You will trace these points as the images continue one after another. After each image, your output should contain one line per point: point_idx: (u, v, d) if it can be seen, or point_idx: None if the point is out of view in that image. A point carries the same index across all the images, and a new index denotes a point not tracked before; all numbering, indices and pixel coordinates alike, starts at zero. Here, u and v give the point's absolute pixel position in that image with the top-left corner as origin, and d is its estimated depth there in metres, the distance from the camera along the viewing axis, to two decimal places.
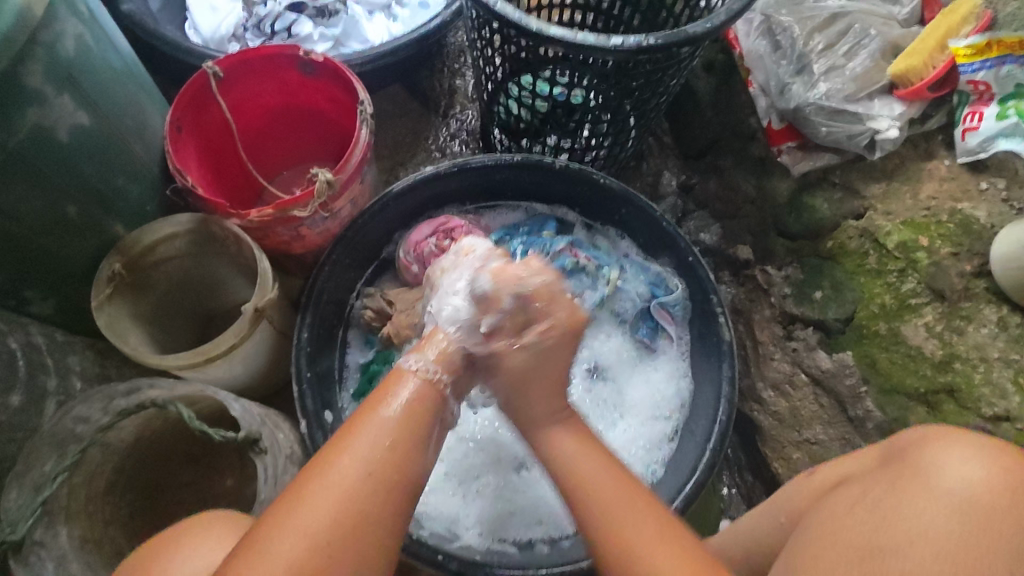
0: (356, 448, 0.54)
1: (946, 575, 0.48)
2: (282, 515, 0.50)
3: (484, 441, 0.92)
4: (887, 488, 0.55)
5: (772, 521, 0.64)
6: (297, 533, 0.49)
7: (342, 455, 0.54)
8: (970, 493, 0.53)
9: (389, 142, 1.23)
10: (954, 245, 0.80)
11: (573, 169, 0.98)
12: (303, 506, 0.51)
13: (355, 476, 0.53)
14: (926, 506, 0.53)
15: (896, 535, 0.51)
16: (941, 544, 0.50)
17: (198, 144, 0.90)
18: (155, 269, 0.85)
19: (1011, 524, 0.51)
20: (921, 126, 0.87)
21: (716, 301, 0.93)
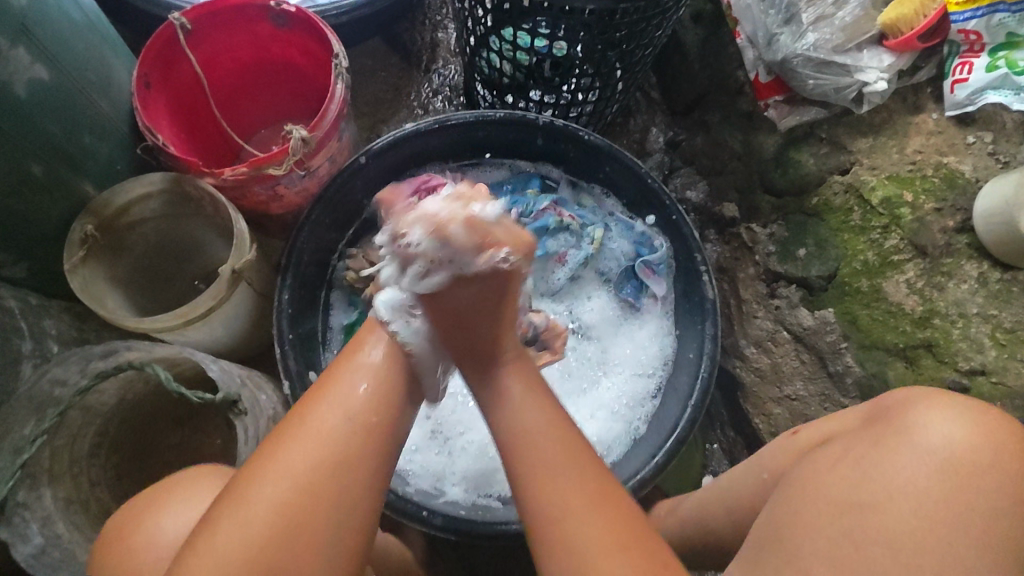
0: (332, 402, 0.55)
1: (921, 533, 0.49)
2: (264, 463, 0.51)
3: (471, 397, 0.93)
4: (870, 446, 0.54)
5: (751, 477, 0.64)
6: (279, 478, 0.50)
7: (321, 409, 0.54)
8: (952, 452, 0.52)
9: (370, 99, 1.20)
10: (937, 201, 0.80)
11: (556, 125, 0.97)
12: (276, 462, 0.51)
13: (334, 427, 0.53)
14: (908, 464, 0.52)
15: (876, 491, 0.51)
16: (918, 501, 0.50)
17: (169, 101, 0.87)
18: (130, 231, 0.84)
19: (990, 482, 0.51)
20: (911, 78, 0.85)
21: (700, 259, 0.93)
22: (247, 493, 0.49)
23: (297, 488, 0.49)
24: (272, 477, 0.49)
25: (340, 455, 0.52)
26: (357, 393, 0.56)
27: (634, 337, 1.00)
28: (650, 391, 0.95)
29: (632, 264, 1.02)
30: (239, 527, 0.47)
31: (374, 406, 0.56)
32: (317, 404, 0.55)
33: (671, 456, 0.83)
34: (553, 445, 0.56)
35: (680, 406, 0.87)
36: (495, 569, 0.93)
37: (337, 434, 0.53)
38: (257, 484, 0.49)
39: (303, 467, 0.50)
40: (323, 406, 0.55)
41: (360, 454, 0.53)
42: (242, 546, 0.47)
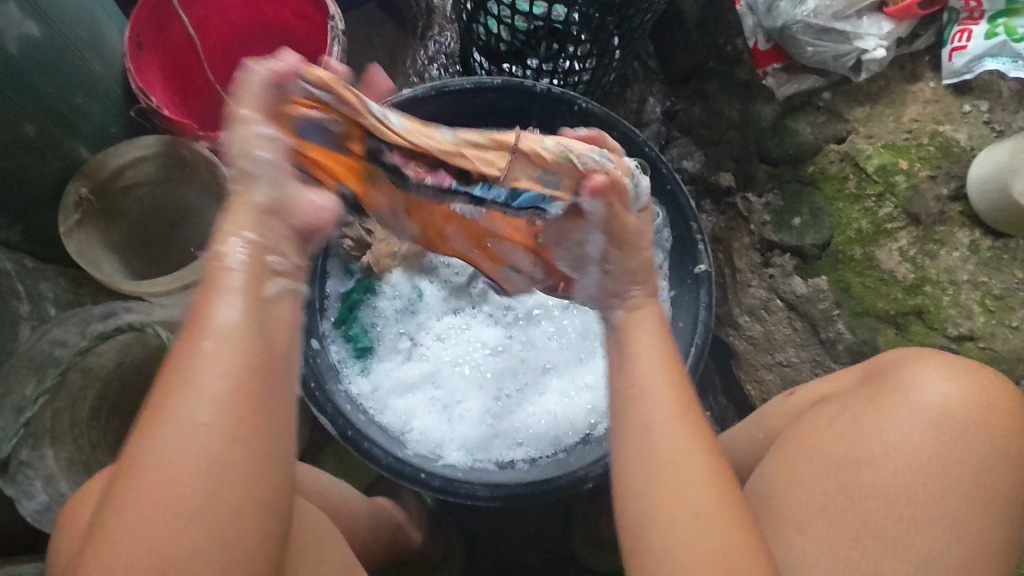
0: (211, 328, 0.41)
1: (914, 484, 0.50)
2: (150, 429, 0.38)
3: (467, 364, 0.94)
4: (867, 403, 0.55)
5: (748, 438, 0.65)
6: (170, 449, 0.38)
7: (198, 345, 0.40)
8: (945, 407, 0.53)
9: (365, 66, 1.18)
10: (932, 168, 0.80)
11: (553, 92, 0.97)
12: (157, 434, 0.38)
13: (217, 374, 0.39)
14: (901, 420, 0.53)
15: (870, 446, 0.52)
16: (912, 455, 0.51)
17: (161, 63, 0.86)
18: (125, 196, 0.84)
19: (981, 435, 0.52)
20: (910, 46, 0.84)
21: (696, 228, 0.94)
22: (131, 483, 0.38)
23: (169, 490, 0.37)
24: (155, 465, 0.38)
25: (212, 425, 0.38)
26: (231, 320, 0.41)
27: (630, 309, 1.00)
28: None
29: None
30: (121, 550, 0.37)
31: (245, 354, 0.40)
32: (184, 353, 0.40)
33: None
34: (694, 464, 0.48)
35: None
36: (490, 531, 0.95)
37: (201, 396, 0.39)
38: (125, 490, 0.38)
39: (199, 421, 0.38)
40: (199, 343, 0.40)
41: (251, 419, 0.39)
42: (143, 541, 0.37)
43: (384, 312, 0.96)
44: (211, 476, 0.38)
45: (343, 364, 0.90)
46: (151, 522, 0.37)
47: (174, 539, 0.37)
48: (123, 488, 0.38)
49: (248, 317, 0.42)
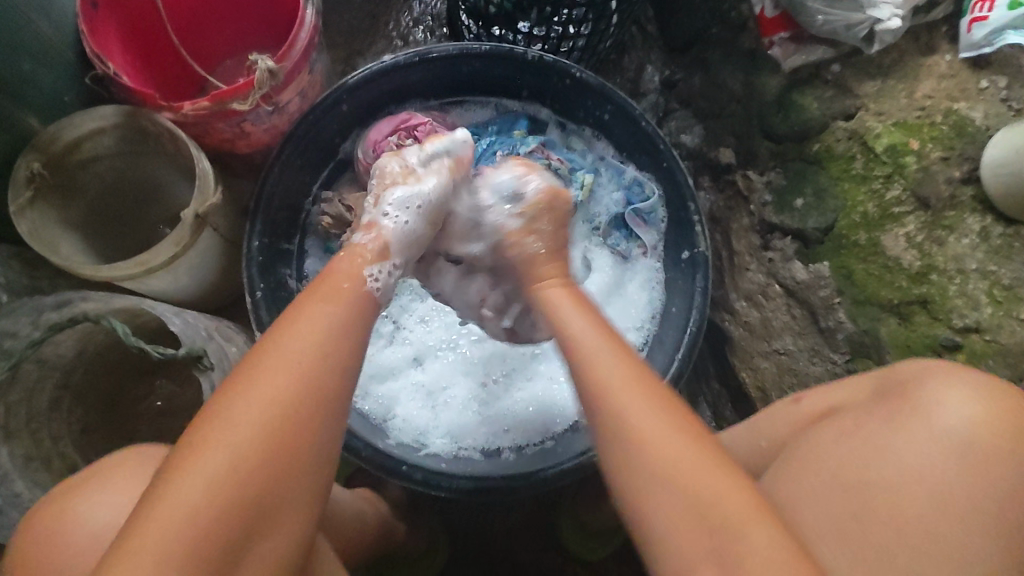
0: (303, 319, 0.54)
1: (933, 518, 0.48)
2: (242, 381, 0.50)
3: (452, 349, 0.90)
4: (885, 424, 0.52)
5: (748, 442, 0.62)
6: (259, 399, 0.49)
7: (286, 335, 0.52)
8: (970, 434, 0.50)
9: (346, 28, 1.10)
10: (945, 149, 0.76)
11: (546, 61, 0.90)
12: (249, 388, 0.49)
13: (303, 353, 0.51)
14: (919, 443, 0.50)
15: (890, 471, 0.50)
16: (930, 485, 0.49)
17: (120, 24, 0.79)
18: (83, 170, 0.78)
19: (1010, 466, 0.49)
20: (926, 15, 0.79)
21: (693, 208, 0.89)
22: (221, 423, 0.48)
23: (248, 456, 0.47)
24: (247, 407, 0.48)
25: (289, 405, 0.49)
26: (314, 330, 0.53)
27: (624, 292, 0.96)
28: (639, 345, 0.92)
29: (622, 212, 0.97)
30: (188, 498, 0.45)
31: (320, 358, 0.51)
32: (275, 339, 0.52)
33: None
34: (697, 455, 0.50)
35: (667, 360, 0.86)
36: (478, 517, 0.94)
37: (283, 382, 0.49)
38: (217, 432, 0.47)
39: (284, 383, 0.50)
40: (294, 326, 0.53)
41: (330, 387, 0.51)
42: (230, 464, 0.46)
43: None
44: (288, 429, 0.49)
45: None
46: (230, 455, 0.47)
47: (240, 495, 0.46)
48: (206, 424, 0.48)
49: (337, 324, 0.54)
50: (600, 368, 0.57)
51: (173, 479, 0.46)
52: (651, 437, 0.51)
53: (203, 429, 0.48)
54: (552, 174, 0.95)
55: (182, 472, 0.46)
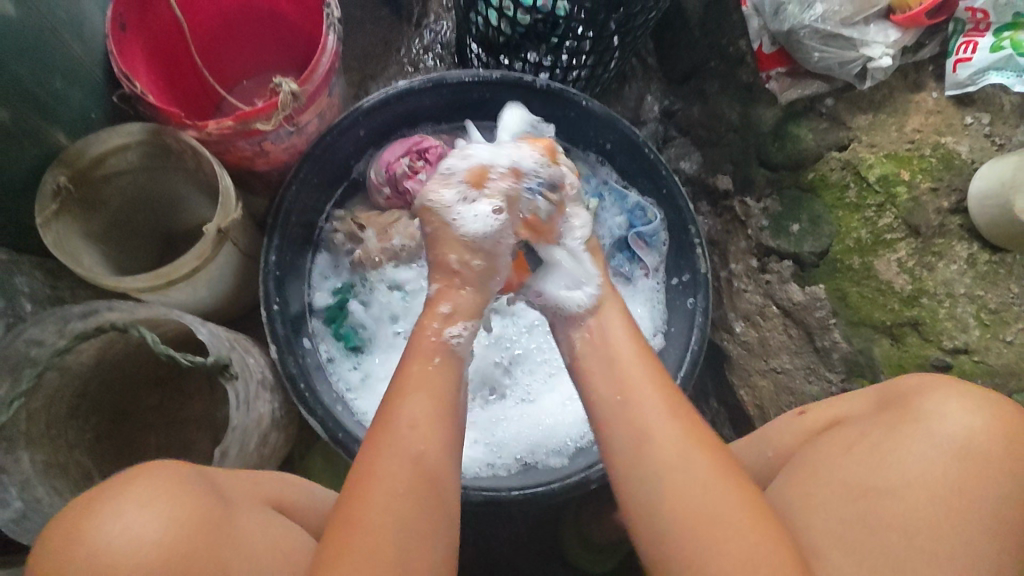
0: (386, 454, 0.54)
1: (940, 515, 0.51)
2: (346, 537, 0.50)
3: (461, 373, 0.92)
4: (886, 432, 0.56)
5: (755, 455, 0.66)
6: (376, 515, 0.51)
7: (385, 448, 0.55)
8: (968, 440, 0.54)
9: (358, 53, 1.14)
10: (934, 181, 0.80)
11: (555, 89, 0.94)
12: (360, 515, 0.51)
13: (395, 471, 0.53)
14: (920, 447, 0.54)
15: (891, 477, 0.53)
16: (929, 483, 0.52)
17: (147, 44, 0.82)
18: (107, 184, 0.80)
19: (1005, 468, 0.53)
20: (913, 56, 0.84)
21: (694, 232, 0.93)
22: (355, 510, 0.51)
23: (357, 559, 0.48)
24: (370, 515, 0.51)
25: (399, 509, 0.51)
26: (410, 451, 0.55)
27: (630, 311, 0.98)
28: None
29: (625, 235, 1.00)
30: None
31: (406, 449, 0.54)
32: (376, 463, 0.54)
33: None
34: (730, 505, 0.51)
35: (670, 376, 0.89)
36: (480, 532, 0.94)
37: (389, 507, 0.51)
38: (351, 528, 0.50)
39: (388, 511, 0.51)
40: (381, 458, 0.54)
41: (425, 488, 0.53)
42: (384, 528, 0.50)
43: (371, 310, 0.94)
44: (417, 518, 0.52)
45: (333, 360, 0.90)
46: (376, 538, 0.50)
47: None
48: (335, 543, 0.50)
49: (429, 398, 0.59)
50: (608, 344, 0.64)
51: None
52: (677, 469, 0.53)
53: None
54: None
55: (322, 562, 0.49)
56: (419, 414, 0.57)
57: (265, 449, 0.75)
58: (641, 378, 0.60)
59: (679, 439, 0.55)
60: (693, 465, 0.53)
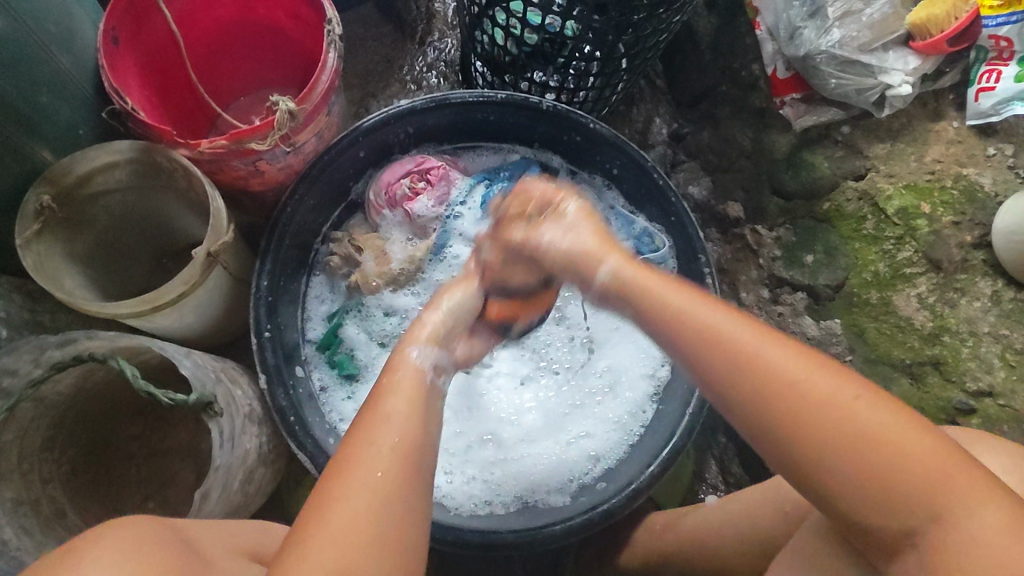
0: (389, 415, 0.53)
1: None
2: (338, 489, 0.49)
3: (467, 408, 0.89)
4: None
5: (772, 508, 0.65)
6: (367, 481, 0.49)
7: (384, 412, 0.54)
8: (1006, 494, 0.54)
9: (360, 70, 1.11)
10: (956, 214, 0.77)
11: (561, 110, 0.91)
12: (353, 471, 0.49)
13: (392, 440, 0.52)
14: None
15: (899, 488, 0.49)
16: None
17: (141, 59, 0.79)
18: (94, 204, 0.77)
19: None
20: (933, 84, 0.81)
21: (704, 261, 0.89)
22: (350, 467, 0.50)
23: (374, 495, 0.48)
24: (363, 476, 0.49)
25: (409, 448, 0.52)
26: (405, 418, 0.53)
27: (637, 338, 0.93)
28: (650, 395, 0.89)
29: None
30: (335, 531, 0.47)
31: (417, 395, 0.56)
32: (377, 419, 0.53)
33: (666, 467, 0.80)
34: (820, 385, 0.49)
35: (678, 413, 0.84)
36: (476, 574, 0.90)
37: (387, 471, 0.50)
38: (344, 481, 0.49)
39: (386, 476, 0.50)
40: (383, 419, 0.53)
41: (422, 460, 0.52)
42: (382, 498, 0.49)
43: (367, 334, 0.91)
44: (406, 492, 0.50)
45: (327, 389, 0.86)
46: (366, 504, 0.48)
47: (370, 526, 0.47)
48: (325, 494, 0.49)
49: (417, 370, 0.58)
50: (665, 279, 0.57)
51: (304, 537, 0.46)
52: (755, 355, 0.51)
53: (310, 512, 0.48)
54: None
55: (317, 513, 0.48)
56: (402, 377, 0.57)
57: (250, 485, 0.71)
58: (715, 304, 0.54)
59: (770, 350, 0.51)
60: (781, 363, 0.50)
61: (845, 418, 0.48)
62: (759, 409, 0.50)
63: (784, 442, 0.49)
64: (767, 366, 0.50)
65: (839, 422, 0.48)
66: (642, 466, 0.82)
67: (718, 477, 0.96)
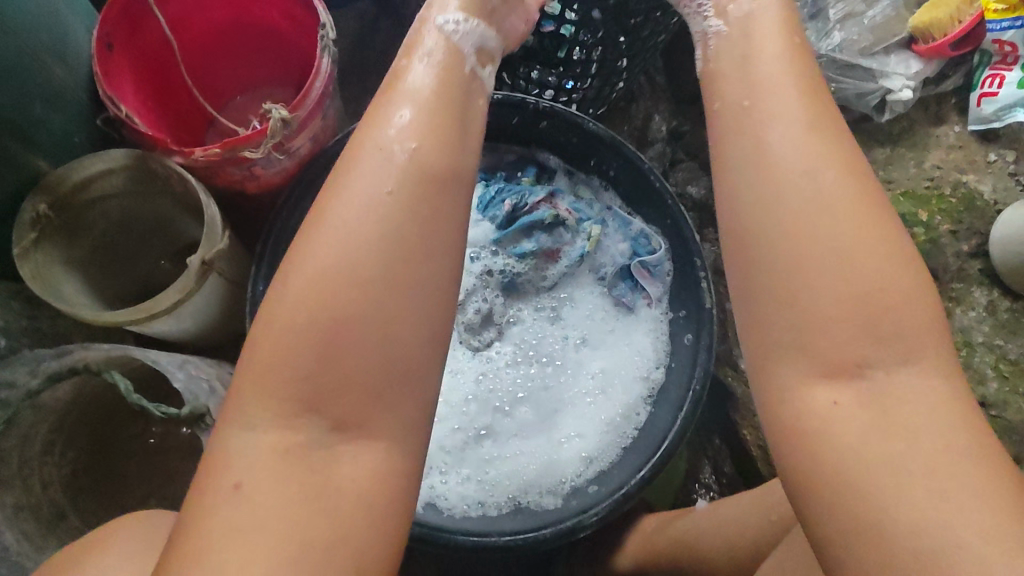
0: (365, 184, 0.49)
1: None
2: (300, 254, 0.47)
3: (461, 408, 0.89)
4: None
5: (759, 518, 0.66)
6: (314, 302, 0.46)
7: (368, 174, 0.50)
8: None
9: (358, 68, 1.10)
10: (953, 222, 0.76)
11: (558, 110, 0.90)
12: (320, 236, 0.48)
13: (353, 280, 0.47)
14: None
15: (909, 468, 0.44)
16: None
17: (136, 64, 0.80)
18: (91, 210, 0.78)
19: None
20: (936, 88, 0.80)
21: (700, 263, 0.89)
22: (326, 227, 0.48)
23: (366, 291, 0.47)
24: (313, 276, 0.47)
25: (361, 301, 0.47)
26: (375, 254, 0.48)
27: (632, 339, 0.93)
28: (644, 397, 0.90)
29: (628, 263, 0.95)
30: (286, 333, 0.46)
31: (420, 160, 0.50)
32: (358, 173, 0.50)
33: (656, 471, 0.81)
34: (860, 246, 0.46)
35: (670, 418, 0.84)
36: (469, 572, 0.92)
37: (339, 256, 0.47)
38: (299, 258, 0.47)
39: (321, 321, 0.46)
40: (355, 186, 0.49)
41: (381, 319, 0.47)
42: (314, 346, 0.46)
43: None
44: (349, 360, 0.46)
45: None
46: (304, 350, 0.46)
47: (357, 328, 0.46)
48: (297, 248, 0.48)
49: (402, 156, 0.50)
50: (794, 138, 0.49)
51: (285, 284, 0.47)
52: (824, 213, 0.47)
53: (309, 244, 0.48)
54: (558, 225, 0.94)
55: (291, 258, 0.47)
56: (402, 142, 0.50)
57: None
58: (824, 152, 0.48)
59: (842, 196, 0.47)
60: (837, 217, 0.47)
61: (872, 299, 0.46)
62: (793, 243, 0.47)
63: (804, 299, 0.46)
64: (813, 218, 0.47)
65: (844, 299, 0.46)
66: (632, 471, 0.82)
67: (713, 477, 0.95)
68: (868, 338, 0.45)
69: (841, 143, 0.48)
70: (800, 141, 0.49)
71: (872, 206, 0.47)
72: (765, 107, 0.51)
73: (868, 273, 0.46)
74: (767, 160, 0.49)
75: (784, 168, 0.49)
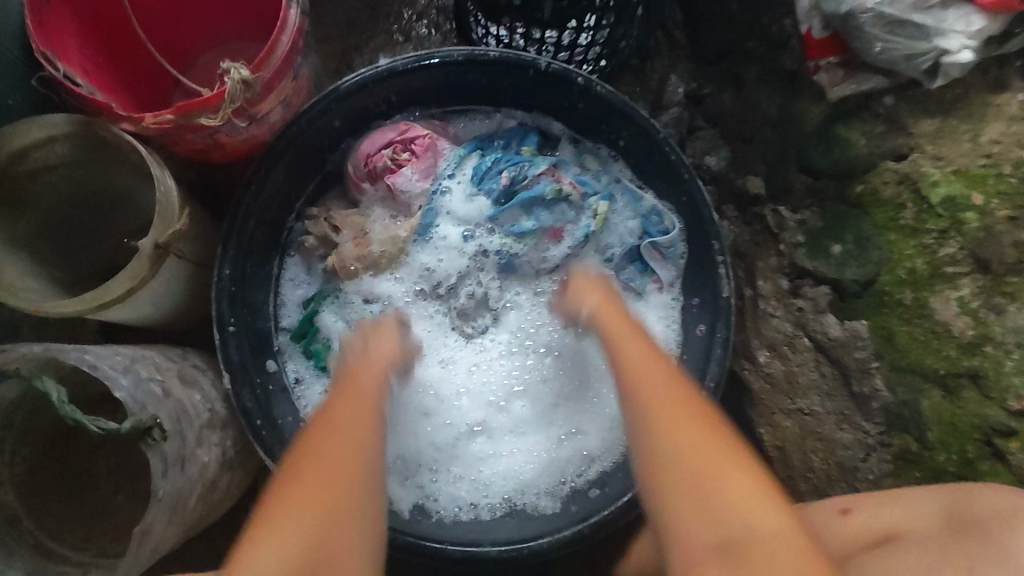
0: (302, 478, 0.51)
1: None
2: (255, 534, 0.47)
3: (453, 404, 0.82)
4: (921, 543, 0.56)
5: None
6: (279, 549, 0.46)
7: (312, 461, 0.52)
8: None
9: (341, 20, 0.98)
10: (1013, 207, 0.65)
11: (564, 70, 0.80)
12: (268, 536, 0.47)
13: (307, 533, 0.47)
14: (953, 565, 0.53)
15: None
16: None
17: (81, 15, 0.70)
18: (35, 181, 0.69)
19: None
20: (999, 49, 0.66)
21: (717, 247, 0.80)
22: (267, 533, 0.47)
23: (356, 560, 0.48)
24: (266, 538, 0.47)
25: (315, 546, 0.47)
26: (344, 541, 0.48)
27: (639, 326, 0.86)
28: None
29: (637, 244, 0.87)
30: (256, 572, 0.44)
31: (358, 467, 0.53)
32: (294, 473, 0.52)
33: None
34: (741, 485, 0.48)
35: None
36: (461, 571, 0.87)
37: (280, 551, 0.46)
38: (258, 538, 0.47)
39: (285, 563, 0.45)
40: (296, 471, 0.52)
41: (341, 536, 0.48)
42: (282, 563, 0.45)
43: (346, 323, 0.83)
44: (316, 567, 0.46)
45: (301, 382, 0.81)
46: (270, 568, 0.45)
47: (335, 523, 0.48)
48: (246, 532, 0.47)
49: (362, 414, 0.58)
50: (643, 383, 0.57)
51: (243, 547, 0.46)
52: (673, 459, 0.51)
53: (279, 510, 0.48)
54: (561, 201, 0.84)
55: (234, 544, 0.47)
56: (353, 419, 0.57)
57: (215, 495, 0.68)
58: (681, 400, 0.55)
59: (696, 440, 0.51)
60: (733, 482, 0.48)
61: (752, 519, 0.46)
62: (673, 508, 0.49)
63: (680, 525, 0.48)
64: (675, 486, 0.50)
65: (768, 520, 0.46)
66: (638, 473, 0.77)
67: None
68: (729, 542, 0.46)
69: (701, 412, 0.54)
70: (649, 391, 0.56)
71: (739, 456, 0.50)
72: (626, 348, 0.62)
73: (759, 521, 0.46)
74: (643, 415, 0.55)
75: (660, 423, 0.53)
